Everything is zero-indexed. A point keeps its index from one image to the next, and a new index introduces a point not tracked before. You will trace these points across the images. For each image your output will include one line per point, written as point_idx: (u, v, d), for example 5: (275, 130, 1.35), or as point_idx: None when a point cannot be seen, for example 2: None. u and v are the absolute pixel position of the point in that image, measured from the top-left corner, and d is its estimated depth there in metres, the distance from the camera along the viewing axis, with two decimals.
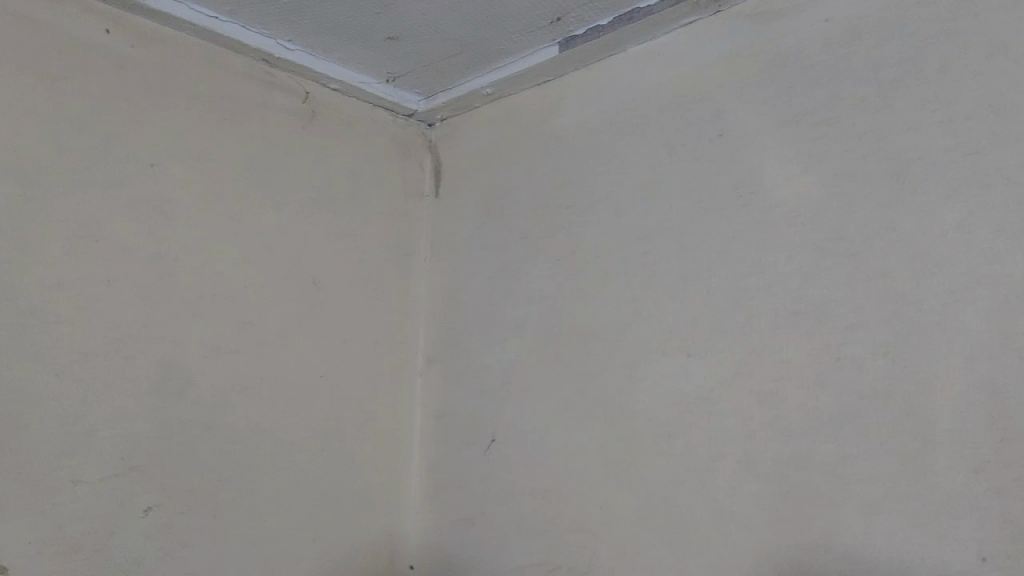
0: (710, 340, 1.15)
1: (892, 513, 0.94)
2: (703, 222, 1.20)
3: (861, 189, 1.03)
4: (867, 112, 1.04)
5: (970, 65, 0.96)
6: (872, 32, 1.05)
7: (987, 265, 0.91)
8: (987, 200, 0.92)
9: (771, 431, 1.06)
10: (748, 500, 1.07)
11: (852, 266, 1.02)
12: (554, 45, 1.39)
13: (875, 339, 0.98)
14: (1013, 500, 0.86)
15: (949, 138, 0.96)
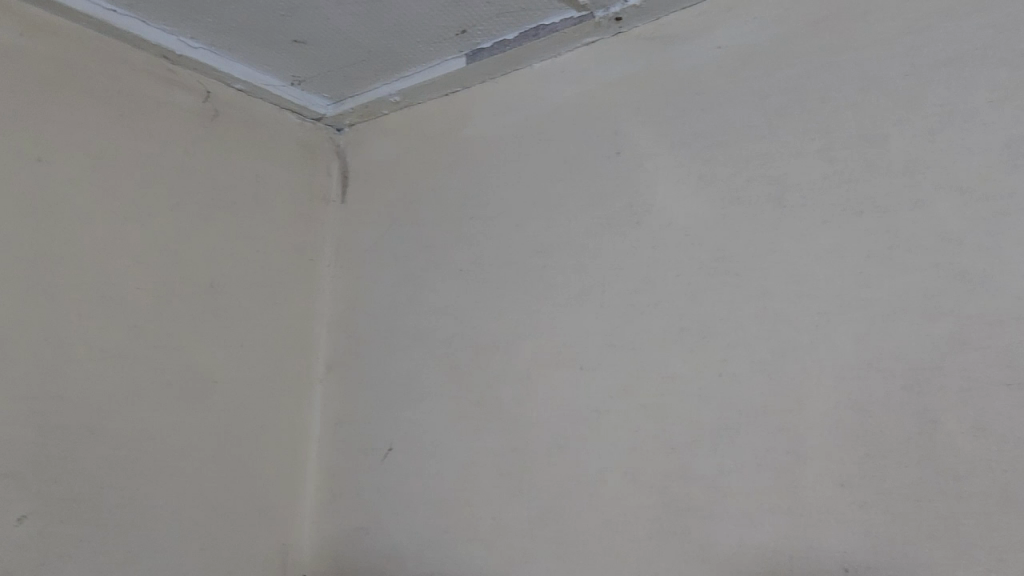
0: (603, 354, 1.18)
1: (764, 525, 0.97)
2: (600, 238, 1.22)
3: (746, 212, 1.06)
4: (753, 138, 1.08)
5: (847, 98, 1.01)
6: (760, 62, 1.09)
7: (857, 288, 0.95)
8: (858, 226, 0.96)
9: (656, 443, 1.09)
10: (633, 511, 1.09)
11: (736, 286, 1.05)
12: (462, 57, 1.40)
13: (755, 357, 1.02)
14: (873, 513, 0.90)
15: (826, 166, 1.01)
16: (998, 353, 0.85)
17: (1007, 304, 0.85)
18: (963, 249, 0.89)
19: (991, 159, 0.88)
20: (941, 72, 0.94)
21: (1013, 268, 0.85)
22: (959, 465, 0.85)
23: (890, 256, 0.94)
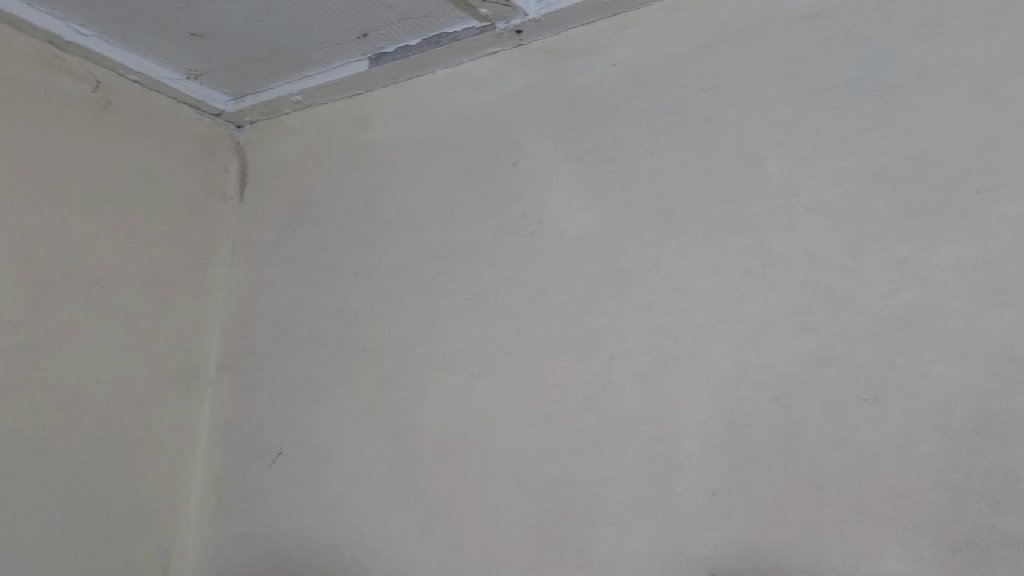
0: (493, 362, 1.19)
1: (639, 531, 1.00)
2: (494, 246, 1.24)
3: (633, 227, 1.10)
4: (642, 155, 1.11)
5: (729, 121, 1.05)
6: (651, 81, 1.13)
7: (732, 304, 0.99)
8: (736, 244, 1.01)
9: (540, 450, 1.11)
10: (516, 517, 1.11)
11: (622, 298, 1.08)
12: (364, 60, 1.39)
13: (636, 368, 1.05)
14: (739, 521, 0.93)
15: (708, 185, 1.05)
16: (857, 369, 0.89)
17: (866, 323, 0.90)
18: (828, 270, 0.93)
19: (856, 185, 0.93)
20: (816, 100, 0.98)
21: (872, 289, 0.90)
22: (818, 475, 0.89)
23: (764, 273, 0.98)
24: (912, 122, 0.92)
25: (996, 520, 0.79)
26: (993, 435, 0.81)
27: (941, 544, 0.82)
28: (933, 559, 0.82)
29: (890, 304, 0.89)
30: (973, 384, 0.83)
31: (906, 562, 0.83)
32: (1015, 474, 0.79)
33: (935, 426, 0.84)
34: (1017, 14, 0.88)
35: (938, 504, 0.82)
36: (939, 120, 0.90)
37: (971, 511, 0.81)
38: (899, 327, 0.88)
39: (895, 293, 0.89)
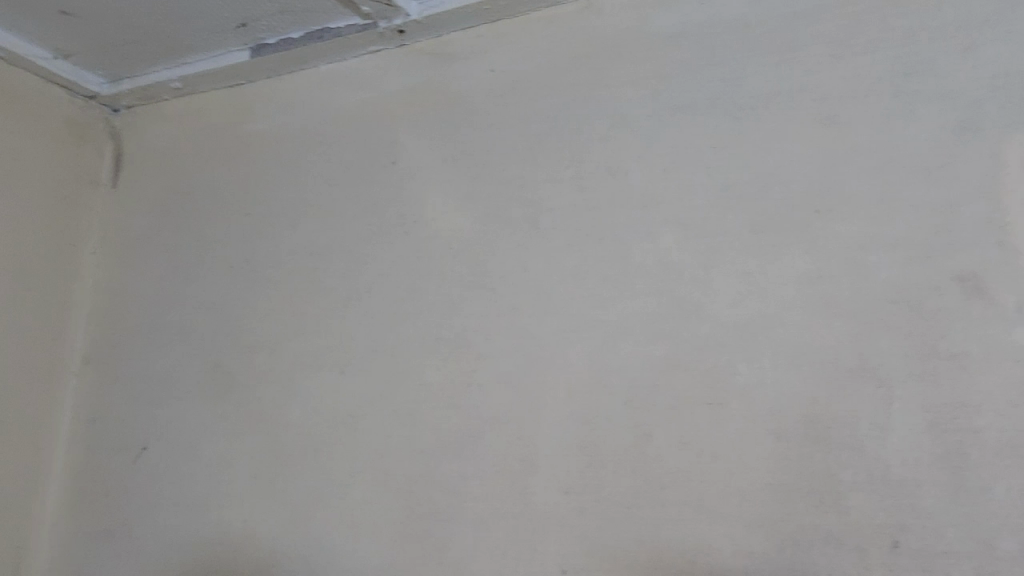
0: (364, 359, 1.19)
1: (496, 529, 1.02)
2: (369, 244, 1.24)
3: (504, 231, 1.12)
4: (514, 161, 1.14)
5: (597, 131, 1.08)
6: (526, 88, 1.15)
7: (592, 309, 1.03)
8: (598, 252, 1.04)
9: (405, 449, 1.12)
10: (379, 514, 1.11)
11: (489, 300, 1.11)
12: (246, 50, 1.37)
13: (500, 368, 1.07)
14: (589, 519, 0.97)
15: (575, 193, 1.08)
16: (702, 374, 0.94)
17: (712, 331, 0.94)
18: (681, 279, 0.98)
19: (709, 200, 0.98)
20: (677, 116, 1.03)
21: (719, 299, 0.95)
22: (663, 475, 0.94)
23: (622, 281, 1.01)
24: (761, 142, 0.97)
25: (818, 519, 0.85)
26: (820, 440, 0.86)
27: (770, 541, 0.86)
28: (762, 556, 0.86)
29: (735, 313, 0.94)
30: (805, 390, 0.88)
31: (738, 558, 0.87)
32: (837, 476, 0.85)
33: (769, 430, 0.89)
34: (857, 46, 0.94)
35: (769, 504, 0.87)
36: (785, 142, 0.95)
37: (798, 511, 0.86)
38: (742, 335, 0.93)
39: (740, 303, 0.94)
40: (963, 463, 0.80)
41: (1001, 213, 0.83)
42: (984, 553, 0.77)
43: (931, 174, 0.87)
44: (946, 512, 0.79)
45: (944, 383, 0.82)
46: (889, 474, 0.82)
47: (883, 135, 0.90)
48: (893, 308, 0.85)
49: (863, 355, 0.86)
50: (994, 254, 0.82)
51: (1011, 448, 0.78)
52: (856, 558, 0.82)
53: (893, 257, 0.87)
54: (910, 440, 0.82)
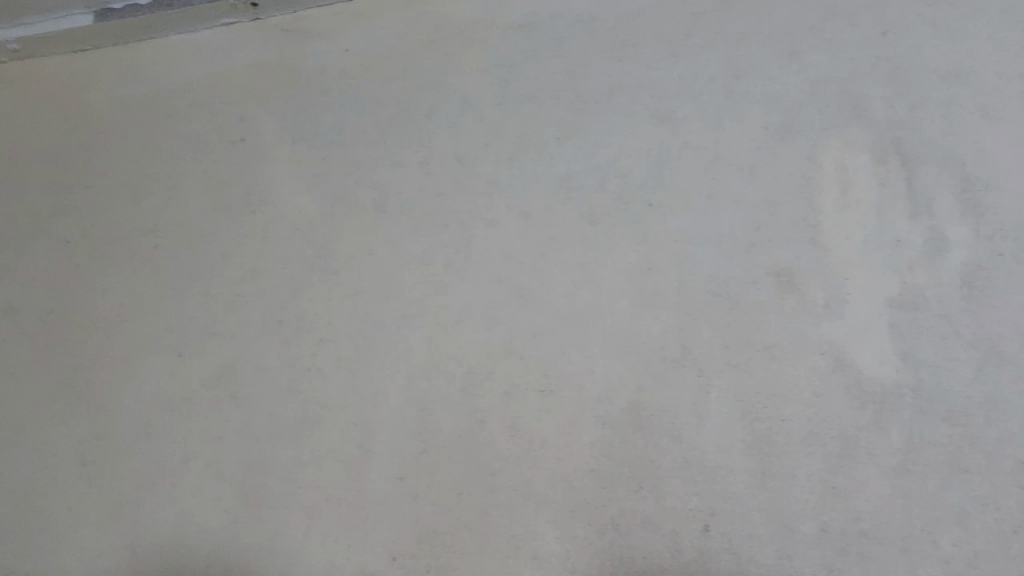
0: (201, 342, 1.13)
1: (329, 516, 1.00)
2: (213, 223, 1.18)
3: (350, 214, 1.10)
4: (365, 143, 1.12)
5: (448, 116, 1.08)
6: (380, 70, 1.14)
7: (433, 296, 1.02)
8: (443, 238, 1.04)
9: (240, 434, 1.07)
10: (209, 502, 1.06)
11: (333, 284, 1.08)
12: (90, 15, 1.30)
13: (340, 353, 1.05)
14: (421, 505, 0.96)
15: (423, 178, 1.07)
16: (535, 362, 0.95)
17: (548, 319, 0.96)
18: (520, 268, 0.98)
19: (551, 191, 0.99)
20: (524, 106, 1.04)
21: (556, 289, 0.96)
22: (494, 461, 0.94)
23: (465, 267, 1.01)
24: (603, 135, 0.98)
25: (637, 504, 0.87)
26: (642, 427, 0.88)
27: (592, 526, 0.88)
28: (584, 540, 0.88)
29: (570, 301, 0.95)
30: (631, 378, 0.90)
31: (562, 544, 0.89)
32: (657, 462, 0.87)
33: (596, 418, 0.91)
34: (693, 46, 0.97)
35: (593, 489, 0.89)
36: (624, 137, 0.97)
37: (618, 496, 0.88)
38: (575, 324, 0.94)
39: (574, 293, 0.95)
40: (769, 450, 0.83)
41: (814, 212, 0.87)
42: (784, 536, 0.80)
43: (754, 173, 0.90)
44: (753, 496, 0.82)
45: (756, 373, 0.85)
46: (703, 460, 0.85)
47: (713, 133, 0.93)
48: (715, 300, 0.89)
49: (685, 345, 0.89)
50: (808, 252, 0.86)
51: (813, 436, 0.82)
52: (670, 542, 0.84)
53: (716, 251, 0.90)
54: (723, 428, 0.85)
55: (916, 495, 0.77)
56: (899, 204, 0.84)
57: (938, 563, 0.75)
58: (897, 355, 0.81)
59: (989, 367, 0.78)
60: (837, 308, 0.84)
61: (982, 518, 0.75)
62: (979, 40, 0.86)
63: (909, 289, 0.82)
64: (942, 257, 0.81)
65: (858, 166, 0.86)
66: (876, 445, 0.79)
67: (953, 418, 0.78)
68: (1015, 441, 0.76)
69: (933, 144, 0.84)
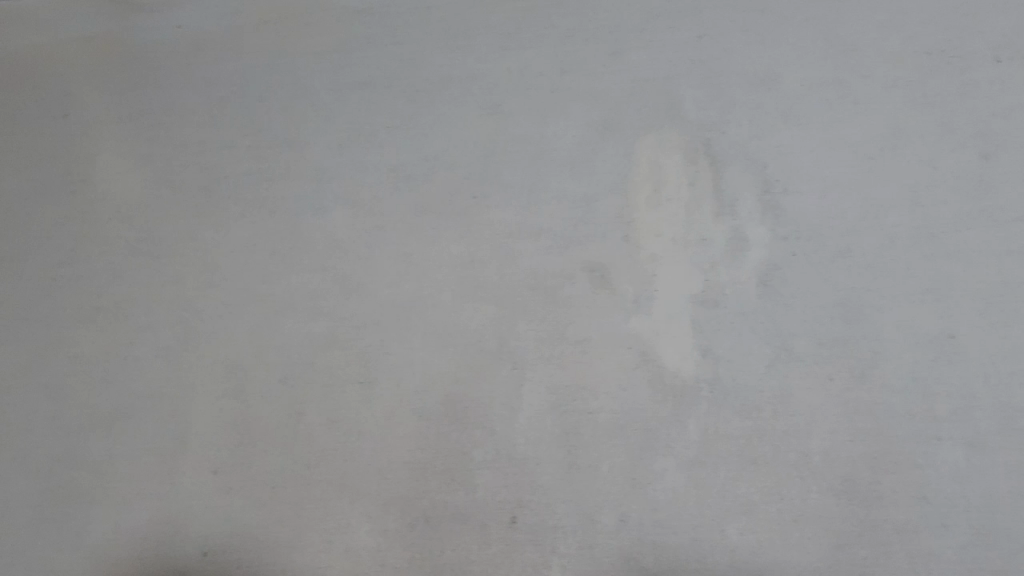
0: (11, 329, 1.06)
1: (140, 510, 0.96)
2: (28, 202, 1.10)
3: (176, 197, 1.05)
4: (194, 125, 1.07)
5: (280, 100, 1.05)
6: (213, 50, 1.10)
7: (257, 284, 0.99)
8: (269, 225, 1.01)
9: (49, 426, 1.01)
10: (14, 497, 1.00)
11: (154, 269, 1.04)
12: None
13: (158, 342, 1.01)
14: (235, 498, 0.93)
15: (252, 163, 1.04)
16: (355, 353, 0.94)
17: (371, 310, 0.94)
18: (345, 257, 0.97)
19: (379, 180, 0.98)
20: (357, 93, 1.01)
21: (379, 279, 0.95)
22: (311, 453, 0.92)
23: (291, 255, 0.99)
24: (432, 126, 0.97)
25: (448, 496, 0.87)
26: (457, 419, 0.88)
27: (403, 519, 0.87)
28: (395, 533, 0.87)
29: (393, 292, 0.94)
30: (448, 371, 0.90)
31: (374, 537, 0.88)
32: (469, 454, 0.87)
33: (412, 409, 0.90)
34: (523, 40, 0.97)
35: (406, 482, 0.88)
36: (453, 128, 0.97)
37: (431, 488, 0.87)
38: (397, 315, 0.93)
39: (397, 284, 0.94)
40: (576, 442, 0.84)
41: (628, 209, 0.88)
42: (586, 527, 0.82)
43: (575, 169, 0.91)
44: (558, 487, 0.83)
45: (567, 366, 0.86)
46: (513, 452, 0.86)
47: (538, 128, 0.93)
48: (532, 294, 0.89)
49: (502, 338, 0.89)
50: (621, 249, 0.87)
51: (617, 428, 0.83)
52: (477, 533, 0.85)
53: (536, 245, 0.90)
54: (534, 420, 0.86)
55: (709, 485, 0.79)
56: (707, 203, 0.86)
57: (725, 552, 0.77)
58: (697, 350, 0.83)
59: (779, 363, 0.80)
60: (645, 303, 0.85)
61: (766, 507, 0.77)
62: (786, 46, 0.88)
63: (710, 286, 0.84)
64: (742, 255, 0.84)
65: (670, 165, 0.88)
66: (674, 437, 0.81)
67: (746, 411, 0.80)
68: (799, 434, 0.78)
69: (740, 146, 0.86)
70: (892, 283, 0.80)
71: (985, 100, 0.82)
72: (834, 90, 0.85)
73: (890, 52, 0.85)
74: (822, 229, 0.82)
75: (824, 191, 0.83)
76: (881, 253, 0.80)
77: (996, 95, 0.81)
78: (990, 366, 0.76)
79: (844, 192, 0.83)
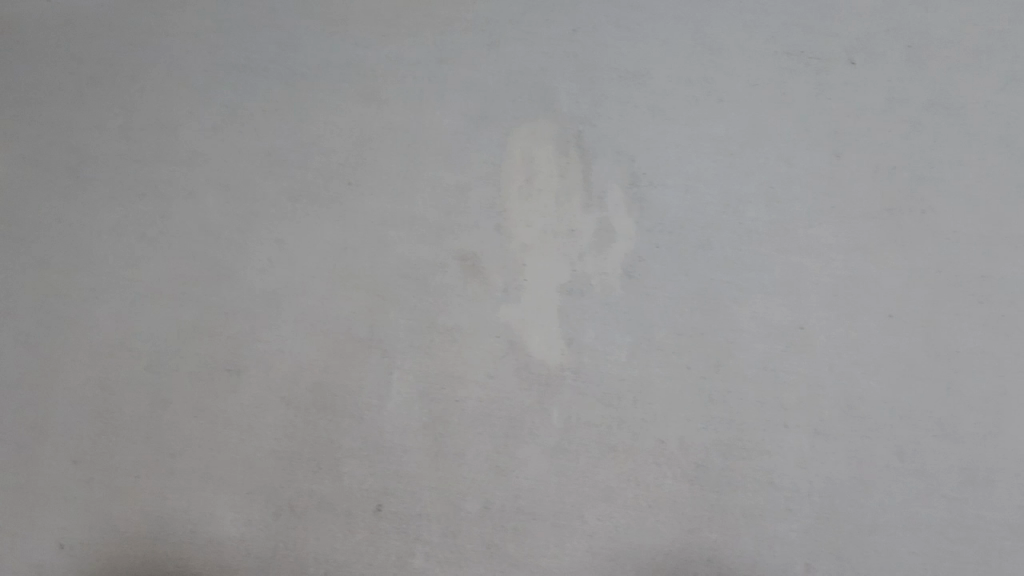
0: None
1: None
2: None
3: (40, 176, 0.99)
4: (61, 101, 1.02)
5: (154, 80, 1.01)
6: (85, 24, 1.05)
7: (124, 269, 0.95)
8: (138, 208, 0.97)
9: None
10: None
11: (16, 251, 0.97)
12: None
13: (18, 327, 0.94)
14: (95, 489, 0.88)
15: (122, 143, 0.99)
16: (226, 341, 0.91)
17: (243, 297, 0.92)
18: (217, 243, 0.94)
19: (254, 164, 0.96)
20: (233, 75, 0.99)
21: (251, 265, 0.93)
22: (176, 443, 0.89)
23: (160, 240, 0.95)
24: (308, 111, 0.96)
25: (315, 484, 0.85)
26: (326, 407, 0.87)
27: (269, 507, 0.86)
28: (260, 522, 0.85)
29: (265, 279, 0.92)
30: (318, 358, 0.89)
31: (238, 527, 0.85)
32: (336, 443, 0.86)
33: (281, 397, 0.89)
34: (401, 28, 0.97)
35: (273, 470, 0.87)
36: (330, 114, 0.95)
37: (298, 477, 0.86)
38: (268, 303, 0.91)
39: (269, 270, 0.92)
40: (443, 430, 0.84)
41: (500, 199, 0.89)
42: (450, 514, 0.82)
43: (449, 158, 0.91)
44: (424, 475, 0.83)
45: (436, 355, 0.86)
46: (381, 440, 0.85)
47: (414, 116, 0.93)
48: (404, 283, 0.89)
49: (373, 326, 0.88)
50: (492, 239, 0.88)
51: (483, 416, 0.84)
52: (342, 522, 0.84)
53: (409, 234, 0.90)
54: (403, 409, 0.86)
55: (570, 472, 0.81)
56: (575, 195, 0.87)
57: (584, 537, 0.79)
58: (563, 339, 0.84)
59: (640, 353, 0.82)
60: (514, 293, 0.86)
61: (624, 494, 0.79)
62: (655, 43, 0.90)
63: (577, 277, 0.85)
64: (608, 247, 0.85)
65: (542, 156, 0.89)
66: (538, 426, 0.82)
67: (607, 400, 0.82)
68: (656, 421, 0.80)
69: (609, 140, 0.88)
70: (749, 275, 0.82)
71: (840, 101, 0.85)
72: (699, 87, 0.88)
73: (753, 51, 0.88)
74: (685, 223, 0.84)
75: (687, 185, 0.85)
76: (739, 247, 0.83)
77: (849, 97, 0.85)
78: (835, 356, 0.79)
79: (707, 187, 0.85)
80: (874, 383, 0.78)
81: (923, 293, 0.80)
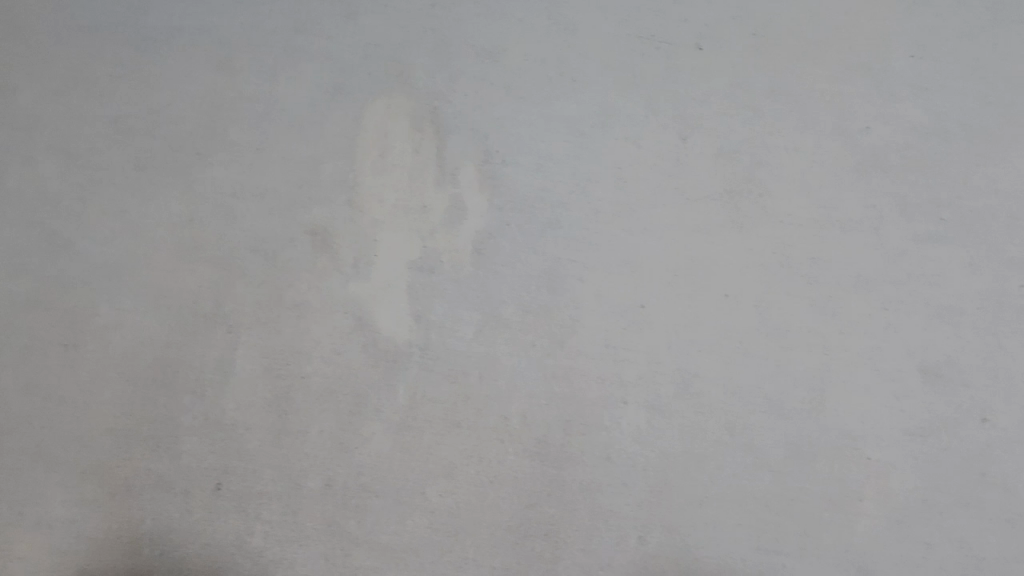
0: None
1: None
2: None
3: None
4: None
5: None
6: None
7: None
8: None
9: None
10: None
11: None
12: None
13: None
14: None
15: None
16: (61, 313, 0.84)
17: (81, 269, 0.86)
18: (55, 212, 0.88)
19: (98, 131, 0.91)
20: (77, 36, 0.94)
21: (90, 236, 0.87)
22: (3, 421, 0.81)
23: None
24: (158, 77, 0.93)
25: (151, 463, 0.79)
26: (166, 384, 0.82)
27: (102, 488, 0.79)
28: (93, 502, 0.79)
29: (105, 252, 0.87)
30: (160, 333, 0.84)
31: (70, 508, 0.78)
32: (176, 420, 0.81)
33: (119, 373, 0.83)
34: None
35: (109, 450, 0.80)
36: (181, 82, 0.92)
37: (134, 456, 0.80)
38: (108, 275, 0.86)
39: (111, 242, 0.87)
40: (287, 407, 0.81)
41: (353, 174, 0.88)
42: (291, 492, 0.78)
43: (304, 130, 0.90)
44: (266, 453, 0.80)
45: (283, 330, 0.83)
46: (224, 418, 0.81)
47: (269, 87, 0.92)
48: (252, 256, 0.86)
49: (218, 301, 0.85)
50: (343, 213, 0.87)
51: (328, 392, 0.81)
52: (180, 502, 0.78)
53: (259, 207, 0.88)
54: (247, 386, 0.82)
55: (413, 449, 0.79)
56: (428, 171, 0.87)
57: (425, 514, 0.78)
58: (411, 316, 0.83)
59: (487, 329, 0.82)
60: (365, 268, 0.85)
61: (466, 470, 0.78)
62: (513, 22, 0.93)
63: (428, 253, 0.85)
64: (459, 224, 0.86)
65: (397, 132, 0.89)
66: (384, 403, 0.81)
67: (453, 377, 0.81)
68: (501, 397, 0.80)
69: (464, 117, 0.89)
70: (595, 254, 0.84)
71: (684, 86, 0.90)
72: (554, 68, 0.91)
73: (605, 33, 0.92)
74: (535, 202, 0.86)
75: (539, 164, 0.88)
76: (586, 226, 0.85)
77: (694, 82, 0.90)
78: (674, 334, 0.81)
79: (558, 166, 0.87)
80: (709, 360, 0.81)
81: (757, 273, 0.83)
